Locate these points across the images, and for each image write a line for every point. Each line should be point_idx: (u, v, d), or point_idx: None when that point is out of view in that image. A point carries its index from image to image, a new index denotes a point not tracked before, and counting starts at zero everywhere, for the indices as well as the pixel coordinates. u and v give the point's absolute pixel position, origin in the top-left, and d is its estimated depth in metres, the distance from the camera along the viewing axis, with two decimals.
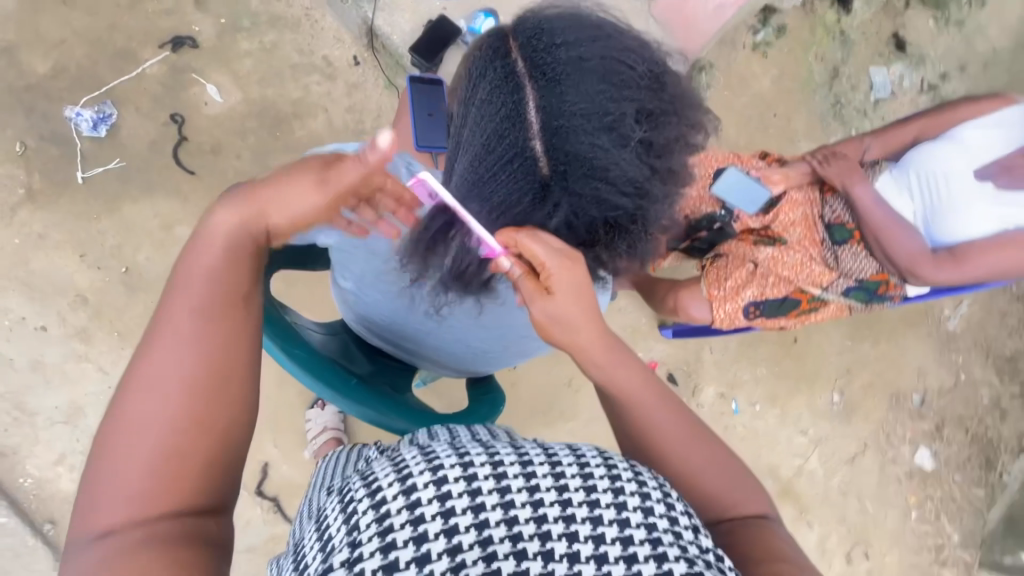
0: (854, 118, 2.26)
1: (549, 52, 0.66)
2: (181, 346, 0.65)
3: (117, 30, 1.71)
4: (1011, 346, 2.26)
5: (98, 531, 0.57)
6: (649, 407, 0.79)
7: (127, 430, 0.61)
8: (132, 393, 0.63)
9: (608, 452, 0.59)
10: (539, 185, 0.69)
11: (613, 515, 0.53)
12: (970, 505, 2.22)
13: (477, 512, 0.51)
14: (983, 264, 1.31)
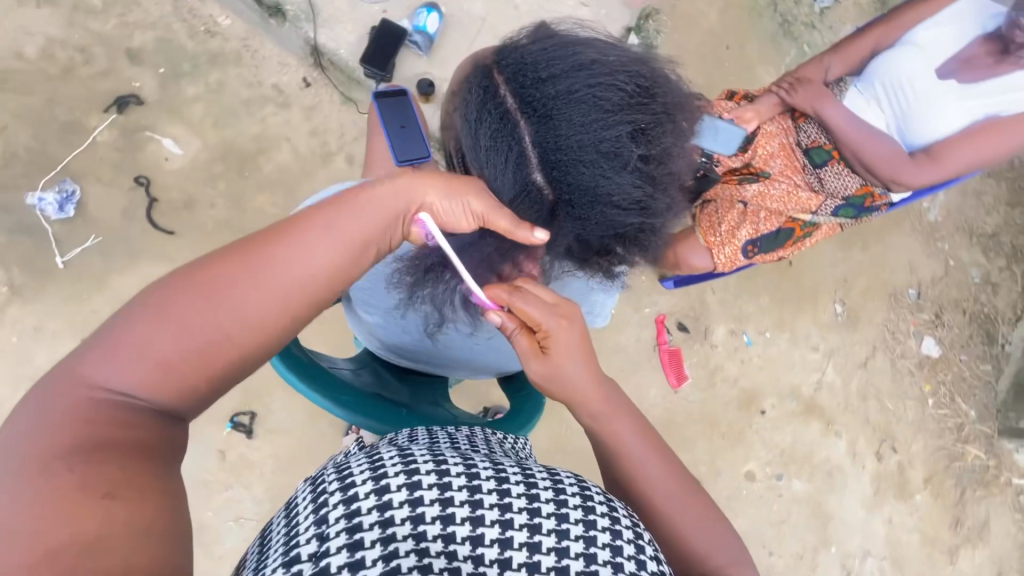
0: (804, 33, 2.27)
1: (532, 89, 0.75)
2: (246, 310, 0.74)
3: (57, 104, 1.65)
4: (991, 223, 2.35)
5: (92, 382, 0.67)
6: (646, 458, 0.86)
7: (169, 329, 0.70)
8: (196, 304, 0.72)
9: (611, 499, 0.69)
10: (548, 209, 0.79)
11: (580, 549, 0.62)
12: (980, 380, 2.34)
13: (474, 520, 0.62)
14: (960, 158, 1.35)
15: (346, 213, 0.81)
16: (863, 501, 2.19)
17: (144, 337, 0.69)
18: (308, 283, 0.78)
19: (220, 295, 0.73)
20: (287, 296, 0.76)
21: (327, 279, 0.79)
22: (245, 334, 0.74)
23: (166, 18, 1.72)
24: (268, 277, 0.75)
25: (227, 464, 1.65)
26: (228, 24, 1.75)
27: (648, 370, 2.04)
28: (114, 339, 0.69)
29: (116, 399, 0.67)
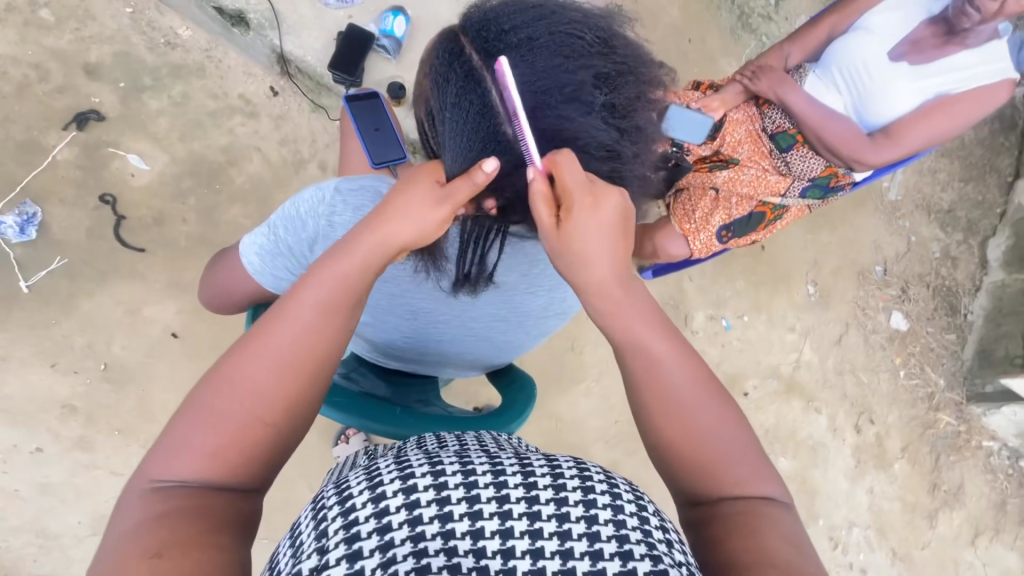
0: (761, 25, 2.35)
1: (497, 41, 0.71)
2: (262, 375, 0.68)
3: (12, 124, 1.59)
4: (946, 199, 2.46)
5: (144, 485, 0.64)
6: (700, 423, 0.73)
7: (200, 415, 0.66)
8: (221, 384, 0.68)
9: (611, 475, 0.61)
10: (515, 162, 0.72)
11: (611, 532, 0.54)
12: (946, 349, 2.45)
13: (473, 512, 0.54)
14: (915, 134, 1.41)
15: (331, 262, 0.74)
16: (846, 474, 2.26)
17: (180, 435, 0.66)
18: (316, 332, 0.72)
19: (234, 375, 0.68)
20: (302, 352, 0.70)
21: (334, 324, 0.73)
22: (271, 398, 0.68)
23: (123, 31, 1.67)
24: (276, 344, 0.70)
25: None
26: (189, 35, 1.71)
27: None
28: (156, 447, 0.66)
29: (174, 497, 0.62)
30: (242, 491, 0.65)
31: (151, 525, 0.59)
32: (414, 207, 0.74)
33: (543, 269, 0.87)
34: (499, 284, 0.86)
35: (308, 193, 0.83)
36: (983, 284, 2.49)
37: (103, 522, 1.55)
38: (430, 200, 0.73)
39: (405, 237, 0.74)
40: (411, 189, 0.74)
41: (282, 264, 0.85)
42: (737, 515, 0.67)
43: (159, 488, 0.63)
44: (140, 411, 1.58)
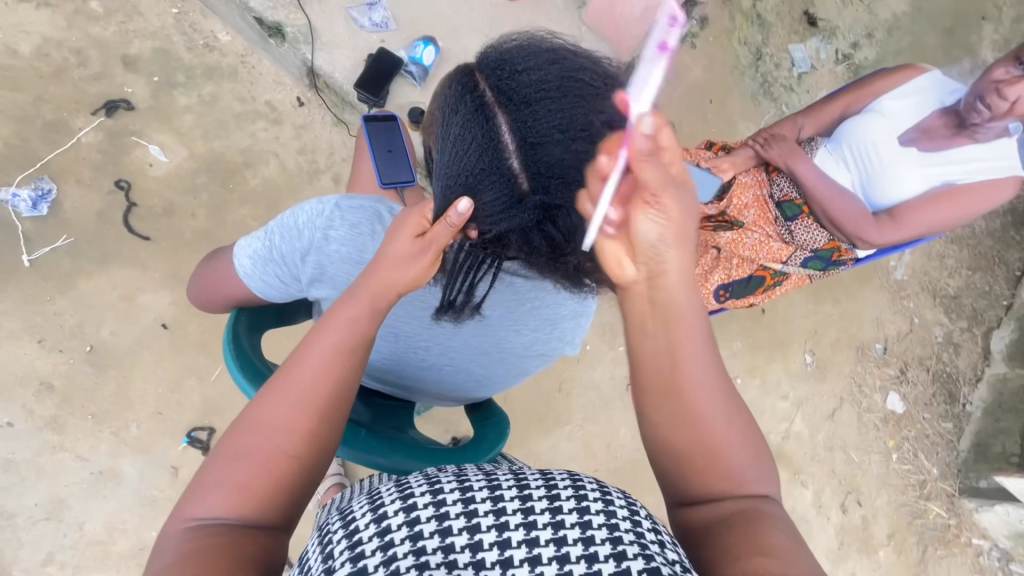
0: (782, 94, 2.41)
1: (508, 78, 0.70)
2: (288, 409, 0.69)
3: (45, 103, 1.64)
4: (953, 285, 2.45)
5: (181, 524, 0.64)
6: (718, 438, 0.71)
7: (231, 453, 0.67)
8: (249, 422, 0.68)
9: (605, 486, 0.59)
10: (513, 195, 0.70)
11: (605, 534, 0.53)
12: (942, 438, 2.40)
13: (473, 529, 0.52)
14: (920, 220, 1.42)
15: (344, 306, 0.75)
16: (828, 555, 2.18)
17: (209, 476, 0.66)
18: (334, 368, 0.72)
19: (259, 415, 0.69)
20: (321, 388, 0.71)
21: (351, 361, 0.73)
22: (292, 433, 0.68)
23: (166, 29, 1.74)
24: (295, 381, 0.71)
25: (178, 481, 1.57)
26: (228, 41, 1.78)
27: (621, 409, 2.01)
28: (188, 489, 0.66)
29: (205, 534, 0.62)
30: (271, 526, 0.64)
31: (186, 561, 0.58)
32: (396, 254, 0.75)
33: (530, 307, 0.87)
34: (487, 316, 0.86)
35: (308, 207, 0.84)
36: (985, 375, 2.46)
37: (60, 508, 1.51)
38: (411, 249, 0.74)
39: (401, 279, 0.75)
40: (395, 235, 0.76)
41: (274, 269, 0.86)
42: (745, 525, 0.65)
43: (190, 529, 0.62)
44: (117, 397, 1.57)
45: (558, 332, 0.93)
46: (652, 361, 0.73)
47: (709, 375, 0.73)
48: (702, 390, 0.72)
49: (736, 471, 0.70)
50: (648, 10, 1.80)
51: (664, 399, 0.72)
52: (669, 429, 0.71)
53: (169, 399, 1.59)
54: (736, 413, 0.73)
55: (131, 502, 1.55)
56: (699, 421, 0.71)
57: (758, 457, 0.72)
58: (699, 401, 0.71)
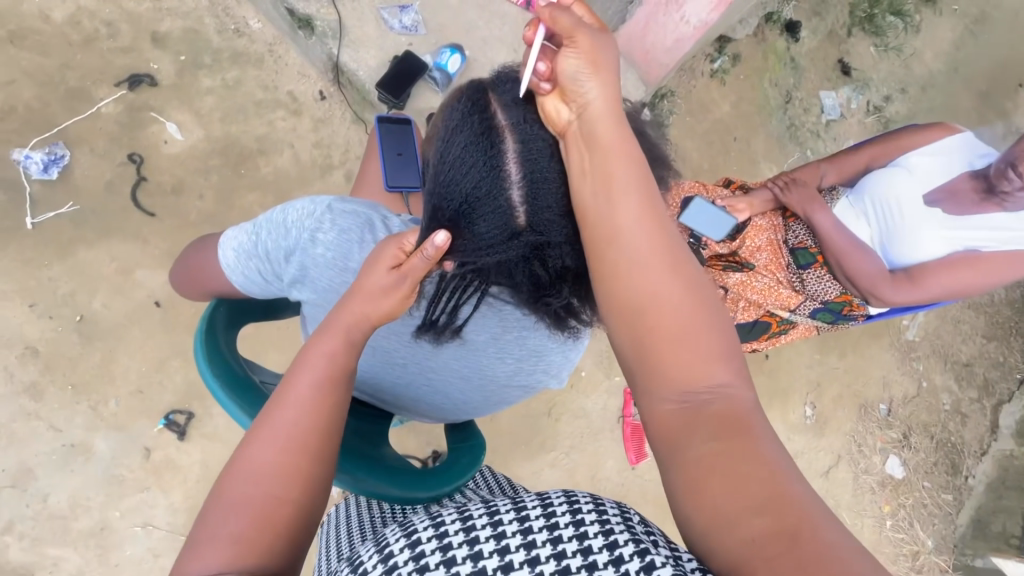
0: (808, 139, 2.37)
1: (520, 106, 0.69)
2: (280, 445, 0.65)
3: (70, 70, 1.65)
4: (966, 353, 2.38)
5: None
6: (681, 327, 0.62)
7: (224, 502, 0.62)
8: (239, 467, 0.64)
9: (599, 499, 0.55)
10: (511, 231, 0.68)
11: (602, 542, 0.50)
12: (940, 509, 2.32)
13: (476, 558, 0.50)
14: (938, 283, 1.37)
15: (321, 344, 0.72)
16: None
17: (203, 533, 0.60)
18: (321, 401, 0.69)
19: (249, 460, 0.64)
20: (306, 425, 0.67)
21: (336, 393, 0.70)
22: (281, 470, 0.64)
23: (199, 10, 1.75)
24: (284, 417, 0.67)
25: (149, 463, 1.54)
26: (259, 28, 1.78)
27: (609, 441, 1.95)
28: (184, 551, 0.60)
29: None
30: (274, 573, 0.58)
31: None
32: (372, 289, 0.72)
33: (515, 337, 0.84)
34: (471, 341, 0.82)
35: (299, 207, 0.81)
36: (991, 450, 2.38)
37: (27, 476, 1.49)
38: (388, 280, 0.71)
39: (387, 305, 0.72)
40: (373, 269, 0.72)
41: (257, 266, 0.83)
42: (723, 436, 0.57)
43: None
44: (99, 371, 1.55)
45: (542, 365, 0.89)
46: (603, 245, 0.64)
47: (662, 246, 0.64)
48: (660, 270, 0.63)
49: (702, 363, 0.61)
50: (680, 41, 1.80)
51: (622, 294, 0.63)
52: (627, 328, 0.63)
53: (151, 378, 1.56)
54: (697, 289, 0.64)
55: (100, 479, 1.52)
56: (661, 313, 0.62)
57: (723, 326, 0.65)
58: (657, 285, 0.62)
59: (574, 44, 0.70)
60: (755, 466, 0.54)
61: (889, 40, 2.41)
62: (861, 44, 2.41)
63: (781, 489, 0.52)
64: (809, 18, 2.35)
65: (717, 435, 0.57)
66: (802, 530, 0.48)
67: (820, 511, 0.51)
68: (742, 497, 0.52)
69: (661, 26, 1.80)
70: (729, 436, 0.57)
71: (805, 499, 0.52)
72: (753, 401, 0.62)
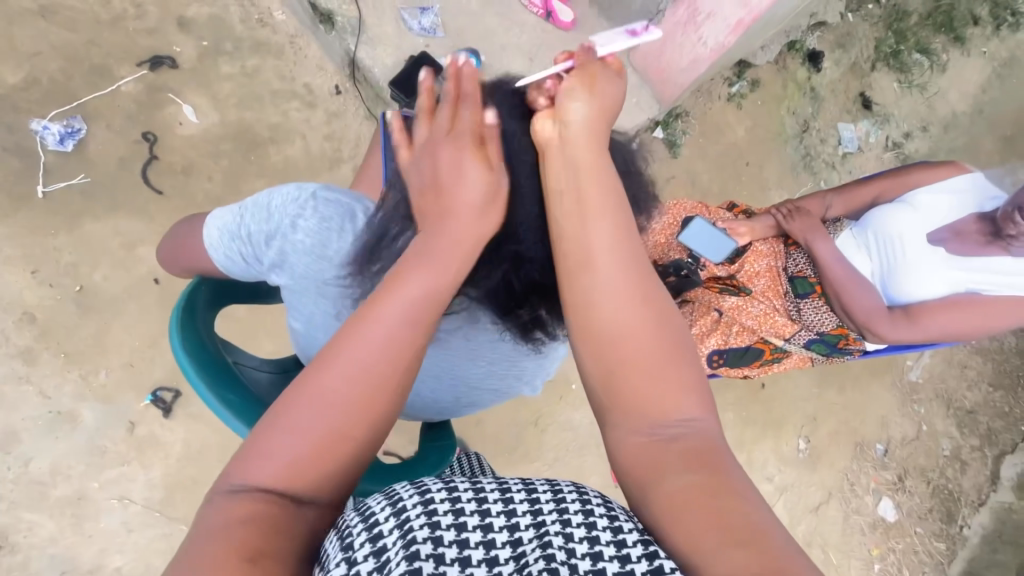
0: (823, 170, 2.35)
1: (515, 117, 0.70)
2: (360, 360, 0.58)
3: (94, 47, 1.69)
4: (971, 399, 2.32)
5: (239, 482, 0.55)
6: (657, 358, 0.63)
7: (305, 406, 0.57)
8: (319, 374, 0.58)
9: (607, 499, 0.59)
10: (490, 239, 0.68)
11: (610, 536, 0.54)
12: (931, 557, 2.27)
13: (487, 531, 0.53)
14: (937, 323, 1.34)
15: (438, 245, 0.62)
16: None
17: (256, 445, 0.56)
18: (414, 334, 0.60)
19: (308, 387, 0.57)
20: (388, 366, 0.58)
21: (422, 334, 0.60)
22: (356, 389, 0.57)
23: None
24: (378, 338, 0.58)
25: (132, 438, 1.56)
26: (282, 19, 1.81)
27: (594, 457, 1.93)
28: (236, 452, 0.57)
29: (255, 504, 0.53)
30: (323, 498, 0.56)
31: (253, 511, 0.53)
32: (476, 192, 0.63)
33: (486, 339, 0.83)
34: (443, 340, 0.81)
35: (288, 190, 0.82)
36: (989, 500, 2.32)
37: (11, 440, 1.50)
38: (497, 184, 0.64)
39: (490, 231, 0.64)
40: (457, 160, 0.64)
41: (237, 248, 0.83)
42: (697, 469, 0.59)
43: (228, 501, 0.54)
44: (94, 341, 1.57)
45: (514, 370, 0.89)
46: (577, 278, 0.62)
47: (636, 281, 0.63)
48: (632, 300, 0.62)
49: (676, 397, 0.63)
50: (696, 63, 1.81)
51: (595, 331, 0.62)
52: (600, 365, 0.63)
53: (143, 353, 1.58)
54: (668, 322, 0.64)
55: (82, 449, 1.53)
56: (634, 350, 0.62)
57: (693, 357, 0.66)
58: (630, 322, 0.62)
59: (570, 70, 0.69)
60: (728, 500, 0.56)
61: (913, 76, 2.39)
62: (884, 79, 2.39)
63: (753, 522, 0.54)
64: (832, 50, 2.34)
65: (690, 467, 0.59)
66: (776, 563, 0.51)
67: (778, 528, 0.55)
68: (718, 530, 0.53)
69: (679, 45, 1.80)
70: (702, 471, 0.59)
71: (774, 532, 0.54)
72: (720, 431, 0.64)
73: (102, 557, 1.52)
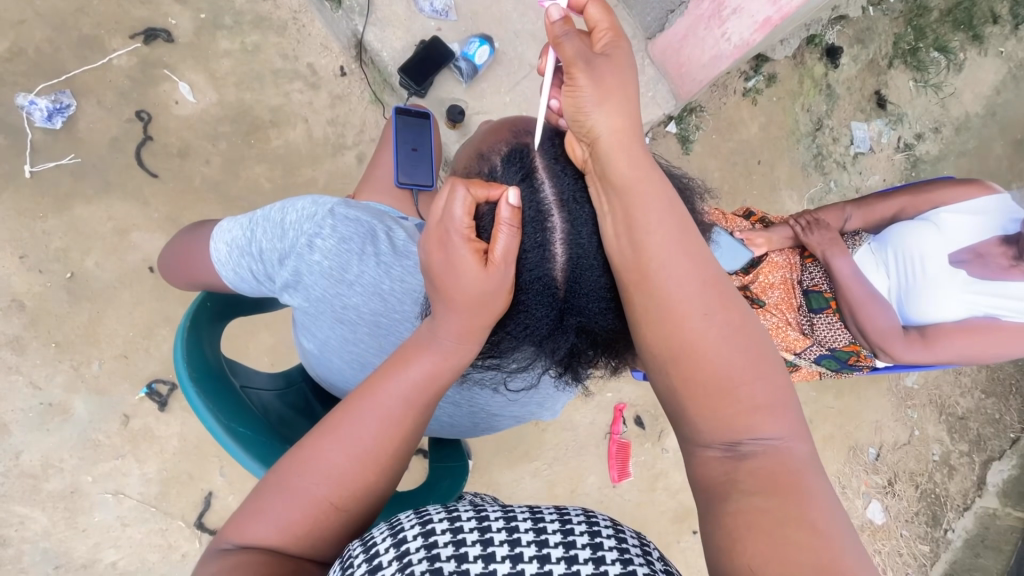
0: (834, 170, 2.30)
1: (570, 176, 0.69)
2: (361, 429, 0.66)
3: (84, 16, 1.59)
4: (963, 406, 2.34)
5: (237, 541, 0.62)
6: (737, 379, 0.68)
7: (301, 467, 0.64)
8: (320, 437, 0.65)
9: (619, 525, 0.57)
10: (555, 314, 0.69)
11: (619, 569, 0.51)
12: (914, 558, 2.32)
13: (488, 560, 0.51)
14: (951, 347, 1.33)
15: (441, 333, 0.67)
16: None
17: (257, 502, 0.64)
18: (411, 410, 0.68)
19: (308, 452, 0.65)
20: (387, 436, 0.66)
21: (418, 414, 0.68)
22: (358, 454, 0.65)
23: None
24: (380, 410, 0.67)
25: (126, 431, 1.52)
26: None
27: (593, 458, 1.93)
28: (237, 509, 0.65)
29: (244, 554, 0.60)
30: (311, 557, 0.63)
31: (242, 556, 0.60)
32: (471, 293, 0.64)
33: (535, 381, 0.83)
34: (493, 389, 0.81)
35: (300, 208, 0.76)
36: (973, 505, 2.36)
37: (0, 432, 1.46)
38: (496, 282, 0.64)
39: (502, 306, 0.66)
40: (449, 257, 0.64)
41: (248, 264, 0.79)
42: (765, 491, 0.62)
43: (221, 556, 0.61)
44: (85, 332, 1.51)
45: (537, 400, 0.87)
46: (639, 294, 0.67)
47: (712, 296, 0.69)
48: (711, 316, 0.69)
49: (759, 418, 0.68)
50: (717, 59, 1.74)
51: (661, 346, 0.69)
52: (677, 378, 0.69)
53: (137, 344, 1.53)
54: (750, 338, 0.70)
55: (75, 442, 1.50)
56: (703, 367, 0.68)
57: (774, 376, 0.70)
58: (705, 344, 0.68)
59: (571, 83, 0.69)
60: (798, 527, 0.58)
61: (931, 76, 2.32)
62: (901, 77, 2.32)
63: (824, 549, 0.57)
64: (851, 45, 2.26)
65: (764, 489, 0.63)
66: None
67: (852, 558, 0.58)
68: (781, 560, 0.56)
69: (701, 40, 1.72)
70: (777, 494, 0.62)
71: (845, 552, 0.58)
72: (806, 450, 0.68)
73: (96, 551, 1.50)
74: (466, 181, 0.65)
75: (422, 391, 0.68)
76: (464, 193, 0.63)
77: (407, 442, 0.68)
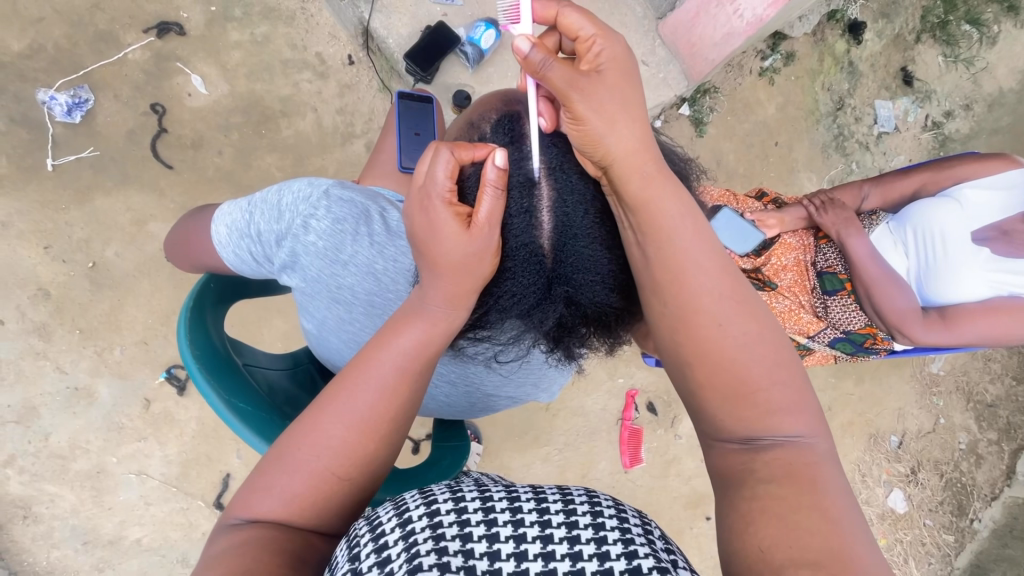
0: (856, 151, 2.23)
1: (558, 147, 0.69)
2: (356, 397, 0.67)
3: (100, 11, 1.62)
4: (992, 393, 2.26)
5: (246, 517, 0.63)
6: (741, 354, 0.68)
7: (302, 439, 0.65)
8: (319, 409, 0.67)
9: (620, 504, 0.57)
10: (543, 282, 0.68)
11: (621, 549, 0.51)
12: (938, 549, 2.26)
13: (492, 540, 0.51)
14: (972, 328, 1.28)
15: (430, 299, 0.69)
16: None
17: (261, 478, 0.65)
18: (404, 376, 0.69)
19: (307, 424, 0.66)
20: (382, 404, 0.67)
21: (414, 382, 0.70)
22: (355, 423, 0.66)
23: None
24: (375, 380, 0.68)
25: (147, 414, 1.58)
26: None
27: (604, 443, 1.92)
28: (242, 485, 0.66)
29: (251, 530, 0.62)
30: (316, 530, 0.64)
31: (251, 531, 0.62)
32: (456, 255, 0.64)
33: (534, 361, 0.84)
34: (486, 365, 0.82)
35: (296, 187, 0.77)
36: (1002, 495, 2.28)
37: (30, 415, 1.53)
38: (480, 244, 0.64)
39: (487, 269, 0.67)
40: (432, 222, 0.65)
41: (247, 246, 0.81)
42: (782, 478, 0.62)
43: (230, 531, 0.62)
44: (108, 320, 1.57)
45: (533, 377, 0.88)
46: (659, 296, 0.69)
47: (728, 301, 0.70)
48: (719, 303, 0.69)
49: (777, 412, 0.67)
50: (730, 37, 1.70)
51: (683, 341, 0.70)
52: (697, 371, 0.69)
53: (157, 331, 1.58)
54: (758, 323, 0.70)
55: (99, 424, 1.56)
56: (719, 369, 0.68)
57: (782, 360, 0.69)
58: (719, 337, 0.69)
59: (572, 113, 0.65)
60: (810, 515, 0.58)
61: (961, 50, 2.22)
62: (929, 52, 2.22)
63: (839, 534, 0.56)
64: (875, 20, 2.17)
65: (782, 479, 0.62)
66: None
67: (866, 548, 0.56)
68: (793, 544, 0.55)
69: (712, 18, 1.67)
70: (793, 484, 0.61)
71: (860, 541, 0.57)
72: (827, 446, 0.67)
73: (122, 529, 1.57)
74: (452, 143, 0.66)
75: (413, 358, 0.69)
76: (447, 155, 0.63)
77: (403, 410, 0.69)
